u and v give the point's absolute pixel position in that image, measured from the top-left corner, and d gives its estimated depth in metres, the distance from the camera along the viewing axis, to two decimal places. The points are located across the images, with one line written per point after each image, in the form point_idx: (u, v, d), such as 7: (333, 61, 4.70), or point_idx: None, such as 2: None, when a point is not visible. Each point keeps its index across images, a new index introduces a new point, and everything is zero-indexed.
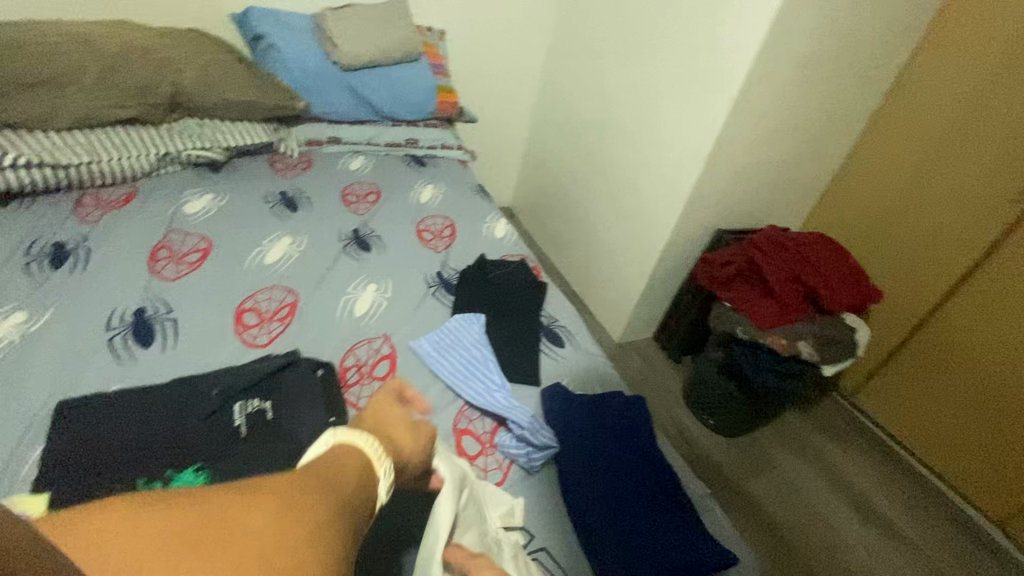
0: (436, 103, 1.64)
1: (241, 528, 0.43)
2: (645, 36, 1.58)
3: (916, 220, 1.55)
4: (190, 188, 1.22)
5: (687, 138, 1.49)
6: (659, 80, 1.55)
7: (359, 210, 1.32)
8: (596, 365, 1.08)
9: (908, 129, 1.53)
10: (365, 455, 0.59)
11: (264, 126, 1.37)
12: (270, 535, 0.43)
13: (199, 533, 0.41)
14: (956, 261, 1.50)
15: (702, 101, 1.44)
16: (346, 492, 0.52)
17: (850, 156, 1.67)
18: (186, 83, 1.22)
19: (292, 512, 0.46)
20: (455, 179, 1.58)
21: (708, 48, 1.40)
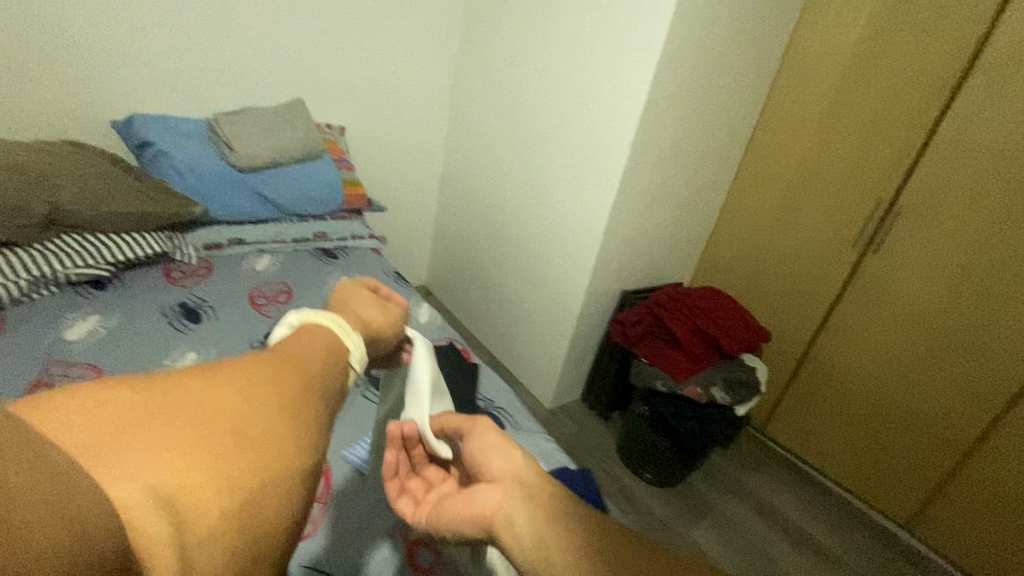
0: (344, 196, 1.65)
1: (205, 399, 0.48)
2: (535, 125, 1.75)
3: (785, 265, 1.80)
4: (71, 310, 1.11)
5: (586, 210, 1.64)
6: (553, 162, 1.71)
7: (272, 313, 1.26)
8: (538, 443, 1.09)
9: (762, 191, 1.81)
10: (326, 332, 0.65)
11: (158, 235, 1.29)
12: (239, 407, 0.48)
13: (168, 409, 0.45)
14: (821, 298, 1.75)
15: (594, 180, 1.61)
16: (316, 369, 0.58)
17: (721, 216, 1.92)
18: (65, 200, 1.13)
19: (250, 380, 0.51)
20: (370, 269, 1.57)
21: (593, 133, 1.59)
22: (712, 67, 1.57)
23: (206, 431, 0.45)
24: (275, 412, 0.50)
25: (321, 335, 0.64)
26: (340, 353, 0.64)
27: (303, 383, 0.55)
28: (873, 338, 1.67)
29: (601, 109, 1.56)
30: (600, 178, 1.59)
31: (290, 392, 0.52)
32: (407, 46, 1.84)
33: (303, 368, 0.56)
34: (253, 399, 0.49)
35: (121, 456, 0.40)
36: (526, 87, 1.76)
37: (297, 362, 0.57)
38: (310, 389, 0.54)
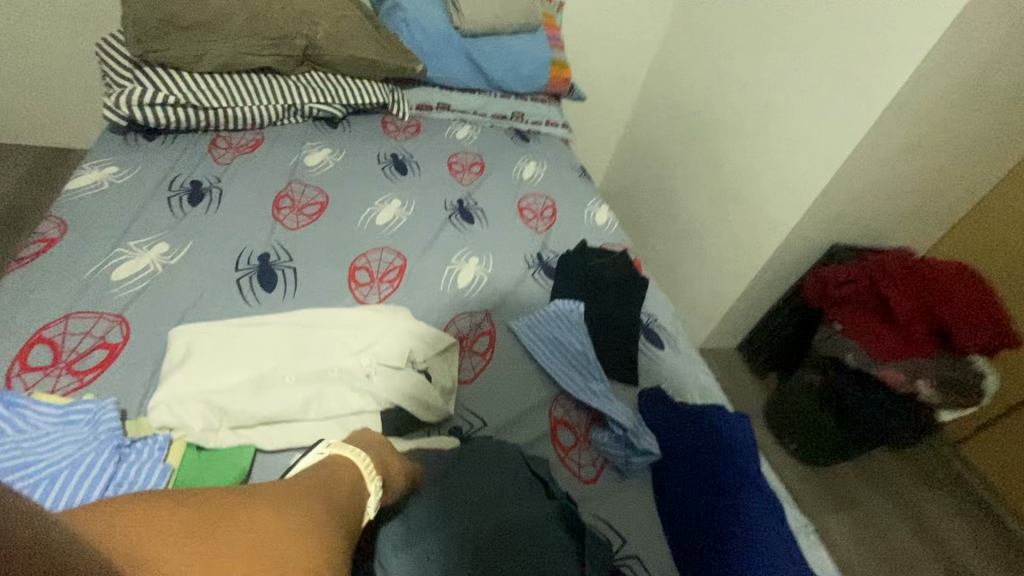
0: (549, 77, 1.59)
1: (254, 535, 0.44)
2: (783, 23, 1.43)
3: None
4: (311, 140, 1.26)
5: (821, 139, 1.34)
6: (794, 72, 1.40)
7: (465, 181, 1.32)
8: (696, 373, 1.02)
9: None
10: (357, 470, 0.59)
11: (382, 85, 1.37)
12: (279, 539, 0.45)
13: (206, 526, 0.43)
14: None
15: (847, 103, 1.27)
16: (335, 505, 0.53)
17: (1004, 180, 1.47)
18: (319, 37, 1.23)
19: (292, 524, 0.48)
20: (557, 158, 1.54)
21: (864, 40, 1.22)
22: None
23: (255, 546, 0.43)
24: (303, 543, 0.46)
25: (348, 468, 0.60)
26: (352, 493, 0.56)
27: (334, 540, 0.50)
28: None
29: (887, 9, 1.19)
30: (857, 99, 1.25)
31: (306, 520, 0.49)
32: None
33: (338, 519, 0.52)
34: (286, 516, 0.48)
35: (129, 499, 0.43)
36: None
37: (324, 495, 0.54)
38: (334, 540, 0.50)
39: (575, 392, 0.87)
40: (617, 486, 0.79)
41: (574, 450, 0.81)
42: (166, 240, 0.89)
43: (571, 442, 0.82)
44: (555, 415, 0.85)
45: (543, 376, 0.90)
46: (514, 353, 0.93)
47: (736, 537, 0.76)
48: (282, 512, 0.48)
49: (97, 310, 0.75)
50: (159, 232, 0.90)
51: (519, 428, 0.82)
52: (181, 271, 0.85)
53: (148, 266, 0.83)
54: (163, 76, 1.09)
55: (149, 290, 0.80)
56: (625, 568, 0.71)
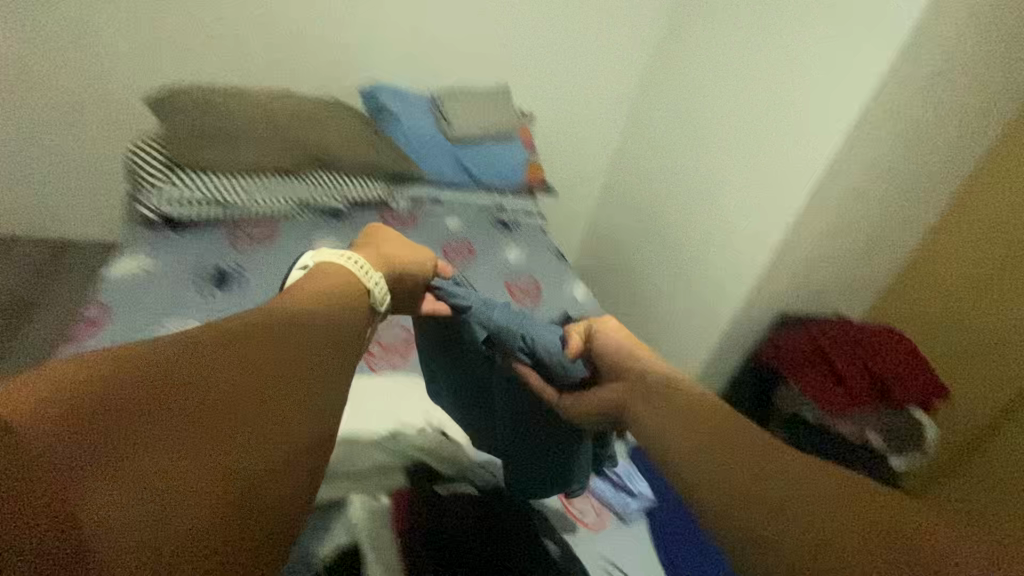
0: (527, 176, 1.82)
1: (211, 380, 0.48)
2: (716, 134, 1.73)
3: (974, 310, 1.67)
4: (317, 229, 1.40)
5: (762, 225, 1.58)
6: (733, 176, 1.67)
7: (457, 263, 1.48)
8: None
9: (970, 245, 1.66)
10: (352, 270, 0.72)
11: (380, 182, 1.56)
12: (243, 379, 0.50)
13: (148, 387, 0.45)
14: None
15: (777, 200, 1.53)
16: (315, 331, 0.60)
17: (914, 259, 1.76)
18: (331, 145, 1.44)
19: (251, 363, 0.51)
20: (535, 243, 1.73)
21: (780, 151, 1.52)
22: (942, 88, 1.43)
23: (211, 397, 0.47)
24: (264, 390, 0.50)
25: (337, 273, 0.71)
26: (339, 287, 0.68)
27: (306, 367, 0.55)
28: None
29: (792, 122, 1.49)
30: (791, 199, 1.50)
31: (290, 374, 0.53)
32: (605, 42, 1.94)
33: (309, 339, 0.58)
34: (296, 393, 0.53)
35: (119, 451, 0.40)
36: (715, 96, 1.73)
37: (334, 345, 0.61)
38: (304, 373, 0.55)
39: None
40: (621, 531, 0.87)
41: (579, 501, 0.89)
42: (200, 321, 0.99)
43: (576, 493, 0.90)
44: None
45: None
46: None
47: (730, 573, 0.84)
48: (286, 383, 0.53)
49: None
50: (192, 314, 1.00)
51: None
52: None
53: None
54: (194, 177, 1.26)
55: None
56: None
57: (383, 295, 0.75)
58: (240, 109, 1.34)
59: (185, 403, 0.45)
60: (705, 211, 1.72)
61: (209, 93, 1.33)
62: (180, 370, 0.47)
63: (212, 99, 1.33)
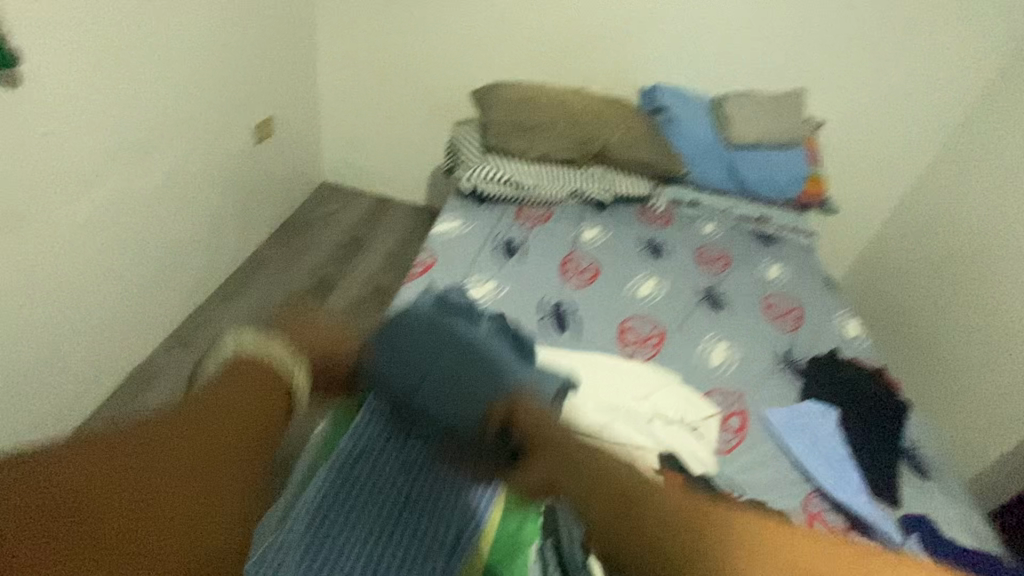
0: (802, 190, 1.67)
1: (126, 463, 0.44)
2: None
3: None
4: (585, 219, 1.54)
5: None
6: None
7: (711, 271, 1.45)
8: (967, 514, 0.95)
9: None
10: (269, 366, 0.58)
11: (644, 182, 1.63)
12: (153, 451, 0.46)
13: (38, 475, 0.41)
14: None
15: None
16: (264, 404, 0.55)
17: None
18: (612, 142, 1.56)
19: (165, 432, 0.48)
20: (801, 265, 1.57)
21: None
22: None
23: (119, 471, 0.43)
24: (174, 465, 0.46)
25: (254, 369, 0.58)
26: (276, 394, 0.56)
27: (248, 422, 0.53)
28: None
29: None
30: None
31: (225, 436, 0.50)
32: (922, 64, 1.64)
33: (265, 390, 0.56)
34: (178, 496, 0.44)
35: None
36: None
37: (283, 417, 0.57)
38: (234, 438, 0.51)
39: (835, 494, 0.90)
40: None
41: None
42: (495, 279, 1.21)
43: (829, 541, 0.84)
44: (809, 509, 0.89)
45: (794, 469, 0.95)
46: (765, 441, 0.99)
47: None
48: (200, 455, 0.48)
49: (455, 319, 1.08)
50: (490, 273, 1.23)
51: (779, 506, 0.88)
52: (504, 304, 1.14)
53: (485, 297, 1.15)
54: (497, 160, 1.52)
55: (485, 313, 1.10)
56: None
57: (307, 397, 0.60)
58: (543, 107, 1.58)
59: (71, 477, 0.42)
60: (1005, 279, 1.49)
61: (523, 95, 1.60)
62: (97, 451, 0.44)
63: (525, 99, 1.59)
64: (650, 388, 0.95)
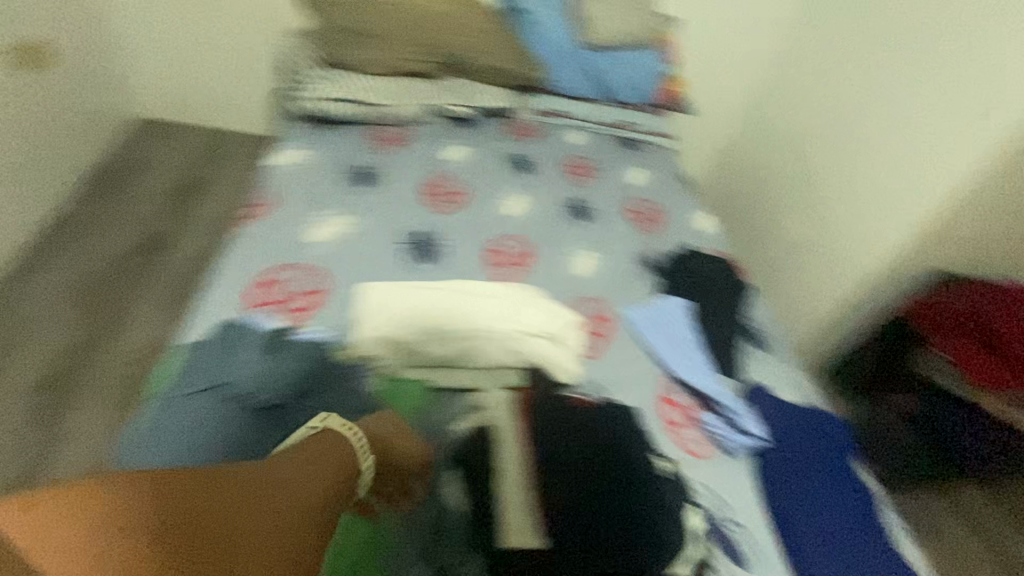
0: (660, 91, 1.69)
1: (200, 515, 0.51)
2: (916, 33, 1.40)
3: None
4: (447, 137, 1.43)
5: None
6: None
7: (578, 182, 1.44)
8: (794, 377, 1.08)
9: None
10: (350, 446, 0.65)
11: (506, 93, 1.53)
12: (221, 507, 0.52)
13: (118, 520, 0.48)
14: None
15: None
16: (328, 480, 0.60)
17: None
18: (464, 47, 1.43)
19: (235, 494, 0.54)
20: (662, 168, 1.61)
21: None
22: None
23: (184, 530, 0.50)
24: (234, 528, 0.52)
25: (318, 447, 0.63)
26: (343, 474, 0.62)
27: (311, 505, 0.57)
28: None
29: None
30: None
31: (278, 506, 0.55)
32: None
33: (327, 484, 0.60)
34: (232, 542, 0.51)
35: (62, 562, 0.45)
36: None
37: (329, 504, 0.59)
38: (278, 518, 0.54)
39: (687, 377, 0.97)
40: (724, 460, 0.88)
41: (684, 427, 0.91)
42: (346, 213, 1.09)
43: (683, 419, 0.91)
44: (667, 394, 0.95)
45: (655, 360, 1.01)
46: (629, 338, 1.03)
47: (837, 523, 0.82)
48: (262, 521, 0.53)
49: (301, 265, 0.95)
50: (340, 206, 1.11)
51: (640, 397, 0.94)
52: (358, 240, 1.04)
53: (335, 233, 1.03)
54: (339, 77, 1.35)
55: (337, 252, 1.00)
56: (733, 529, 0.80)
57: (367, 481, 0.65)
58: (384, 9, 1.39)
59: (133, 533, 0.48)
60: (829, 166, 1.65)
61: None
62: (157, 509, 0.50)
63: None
64: (514, 305, 0.94)
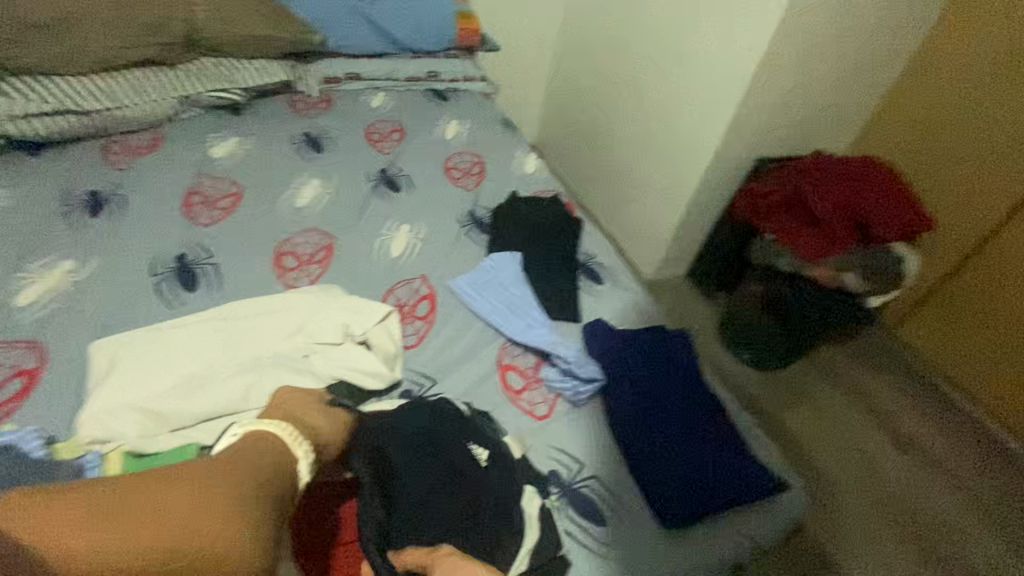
0: (457, 31, 1.54)
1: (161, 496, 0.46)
2: None
3: (993, 117, 1.39)
4: (212, 131, 1.19)
5: (717, 64, 1.39)
6: (659, 40, 1.54)
7: (385, 149, 1.28)
8: (637, 302, 1.05)
9: (960, 45, 1.43)
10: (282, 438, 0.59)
11: (281, 63, 1.31)
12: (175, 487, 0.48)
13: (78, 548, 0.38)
14: (994, 206, 1.43)
15: (726, 44, 1.36)
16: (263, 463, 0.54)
17: (911, 67, 1.53)
18: (199, 18, 1.17)
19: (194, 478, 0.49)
20: (479, 115, 1.50)
21: None
22: None
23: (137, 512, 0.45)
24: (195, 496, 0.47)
25: (268, 444, 0.57)
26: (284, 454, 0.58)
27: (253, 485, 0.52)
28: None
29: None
30: (751, 34, 1.30)
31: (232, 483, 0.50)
32: None
33: (263, 471, 0.54)
34: (199, 530, 0.44)
35: None
36: None
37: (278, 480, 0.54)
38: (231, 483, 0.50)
39: (521, 337, 0.89)
40: (570, 415, 0.83)
41: (526, 391, 0.84)
42: (71, 256, 0.86)
43: (523, 383, 0.85)
44: (504, 361, 0.88)
45: (489, 327, 0.92)
46: (456, 311, 0.93)
47: (687, 445, 0.81)
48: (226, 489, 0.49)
49: (5, 339, 0.73)
50: (61, 249, 0.87)
51: (475, 374, 0.85)
52: (91, 287, 0.82)
53: (55, 285, 0.81)
54: (33, 82, 1.04)
55: (59, 311, 0.78)
56: (585, 489, 0.76)
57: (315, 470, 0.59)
58: None
59: None
60: (642, 76, 1.62)
61: None
62: None
63: None
64: (303, 315, 0.80)
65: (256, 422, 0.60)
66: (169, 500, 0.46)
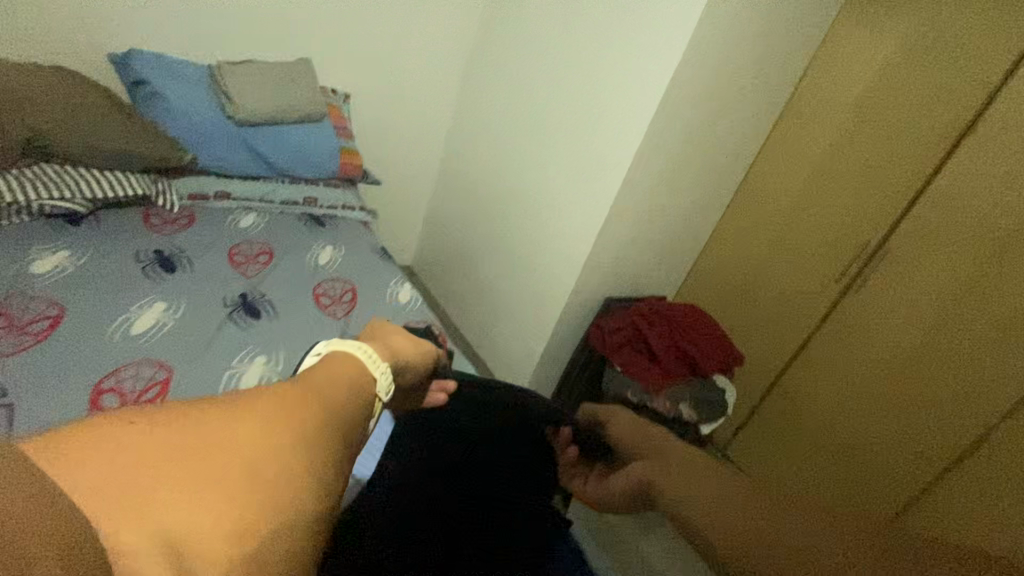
0: (338, 164, 1.61)
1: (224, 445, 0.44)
2: (540, 108, 1.66)
3: (780, 268, 1.68)
4: (35, 243, 1.06)
5: (571, 218, 1.61)
6: (522, 192, 1.77)
7: (249, 272, 1.24)
8: None
9: (752, 208, 1.72)
10: (358, 359, 0.66)
11: (141, 177, 1.25)
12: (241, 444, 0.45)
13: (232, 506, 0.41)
14: (789, 339, 1.71)
15: (577, 203, 1.59)
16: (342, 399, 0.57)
17: (720, 222, 1.79)
18: (46, 126, 1.09)
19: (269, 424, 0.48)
20: (355, 242, 1.53)
21: (578, 158, 1.56)
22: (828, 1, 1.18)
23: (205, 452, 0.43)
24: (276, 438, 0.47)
25: (346, 366, 0.63)
26: (356, 376, 0.63)
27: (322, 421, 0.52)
28: (870, 417, 1.58)
29: (620, 95, 1.43)
30: (595, 200, 1.54)
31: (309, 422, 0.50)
32: (410, 36, 1.78)
33: (333, 412, 0.54)
34: (269, 493, 0.44)
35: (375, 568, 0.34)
36: (529, 72, 1.69)
37: (354, 400, 0.59)
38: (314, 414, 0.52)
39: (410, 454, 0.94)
40: None
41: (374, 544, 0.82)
42: None
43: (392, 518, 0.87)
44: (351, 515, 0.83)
45: None
46: None
47: None
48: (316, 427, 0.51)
49: None
50: None
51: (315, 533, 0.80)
52: None
53: None
54: None
55: None
56: None
57: (392, 388, 0.68)
58: None
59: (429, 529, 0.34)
60: (509, 219, 1.82)
61: None
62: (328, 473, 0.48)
63: None
64: None
65: (334, 346, 0.67)
66: (211, 461, 0.42)
